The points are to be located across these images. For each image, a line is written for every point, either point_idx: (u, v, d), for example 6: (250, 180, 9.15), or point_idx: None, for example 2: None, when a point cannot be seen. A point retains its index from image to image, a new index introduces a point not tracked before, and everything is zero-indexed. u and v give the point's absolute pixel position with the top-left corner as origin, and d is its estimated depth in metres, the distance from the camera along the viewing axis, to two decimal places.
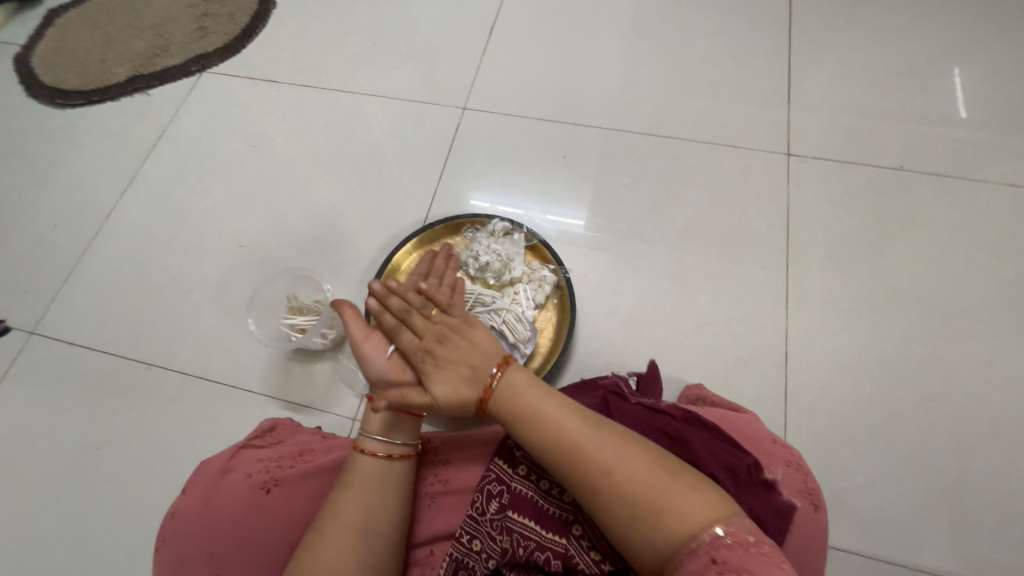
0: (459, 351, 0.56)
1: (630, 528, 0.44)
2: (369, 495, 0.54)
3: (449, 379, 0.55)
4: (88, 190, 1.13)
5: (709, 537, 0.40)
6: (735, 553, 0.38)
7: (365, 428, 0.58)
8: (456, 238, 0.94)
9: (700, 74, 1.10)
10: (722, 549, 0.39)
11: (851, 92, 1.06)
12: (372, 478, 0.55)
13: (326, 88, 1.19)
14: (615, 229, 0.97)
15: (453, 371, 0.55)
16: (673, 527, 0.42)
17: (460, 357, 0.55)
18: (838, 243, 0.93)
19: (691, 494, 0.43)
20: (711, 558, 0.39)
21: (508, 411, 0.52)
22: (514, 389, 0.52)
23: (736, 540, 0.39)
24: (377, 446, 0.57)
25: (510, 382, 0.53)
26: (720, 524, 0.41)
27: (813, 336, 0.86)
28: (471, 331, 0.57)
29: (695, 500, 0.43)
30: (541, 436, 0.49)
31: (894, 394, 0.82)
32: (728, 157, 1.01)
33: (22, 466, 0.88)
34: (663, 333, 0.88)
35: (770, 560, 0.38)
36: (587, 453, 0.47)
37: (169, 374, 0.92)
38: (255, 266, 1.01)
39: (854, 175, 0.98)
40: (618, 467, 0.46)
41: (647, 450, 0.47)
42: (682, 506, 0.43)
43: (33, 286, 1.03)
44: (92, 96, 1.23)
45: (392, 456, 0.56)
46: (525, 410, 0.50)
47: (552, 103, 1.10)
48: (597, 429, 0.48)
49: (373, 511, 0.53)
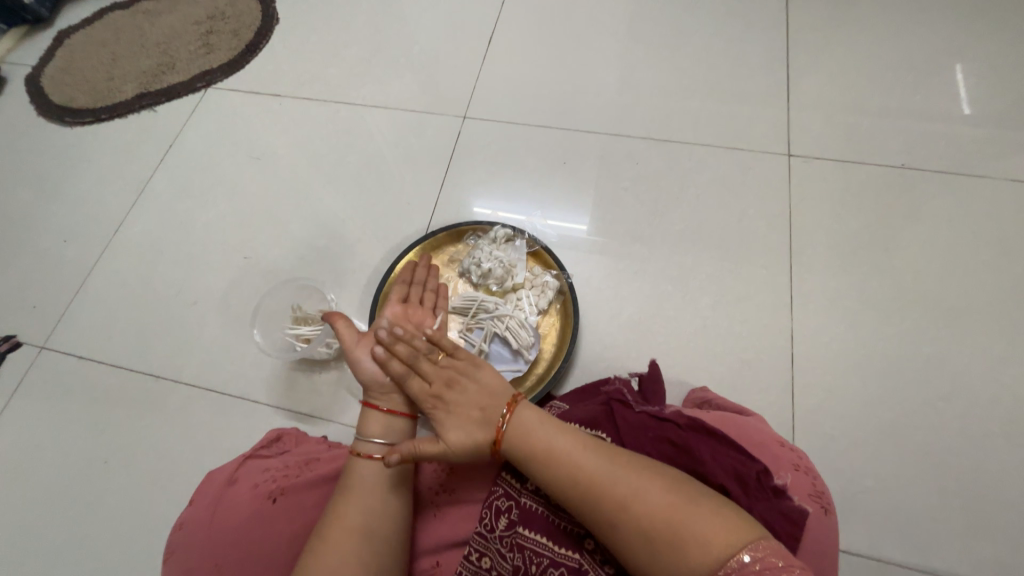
0: (469, 395, 0.56)
1: (660, 561, 0.43)
2: (372, 503, 0.54)
3: (461, 424, 0.54)
4: (95, 205, 1.15)
5: (738, 564, 0.40)
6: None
7: (365, 432, 0.59)
8: (457, 245, 0.95)
9: (698, 77, 1.11)
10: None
11: (850, 92, 1.06)
12: (372, 482, 0.55)
13: (327, 100, 1.21)
14: (616, 233, 0.97)
15: (463, 416, 0.55)
16: (703, 556, 0.41)
17: (469, 401, 0.55)
18: (840, 243, 0.92)
19: (715, 519, 0.43)
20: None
21: (521, 449, 0.51)
22: (526, 425, 0.52)
23: (763, 566, 0.39)
24: (377, 448, 0.58)
25: (522, 420, 0.53)
26: (747, 548, 0.41)
27: (818, 337, 0.85)
28: (479, 373, 0.57)
29: (718, 525, 0.42)
30: (559, 471, 0.49)
31: (902, 393, 0.81)
32: (727, 159, 1.01)
33: (32, 478, 0.89)
34: (667, 337, 0.87)
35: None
36: (606, 486, 0.47)
37: (175, 385, 0.93)
38: (259, 277, 1.02)
39: (855, 174, 0.98)
40: (638, 497, 0.45)
41: (666, 480, 0.47)
42: (708, 533, 0.42)
43: (42, 300, 1.05)
44: (99, 114, 1.25)
45: (391, 458, 0.57)
46: (540, 445, 0.50)
47: (551, 109, 1.11)
48: (612, 460, 0.48)
49: (375, 517, 0.53)
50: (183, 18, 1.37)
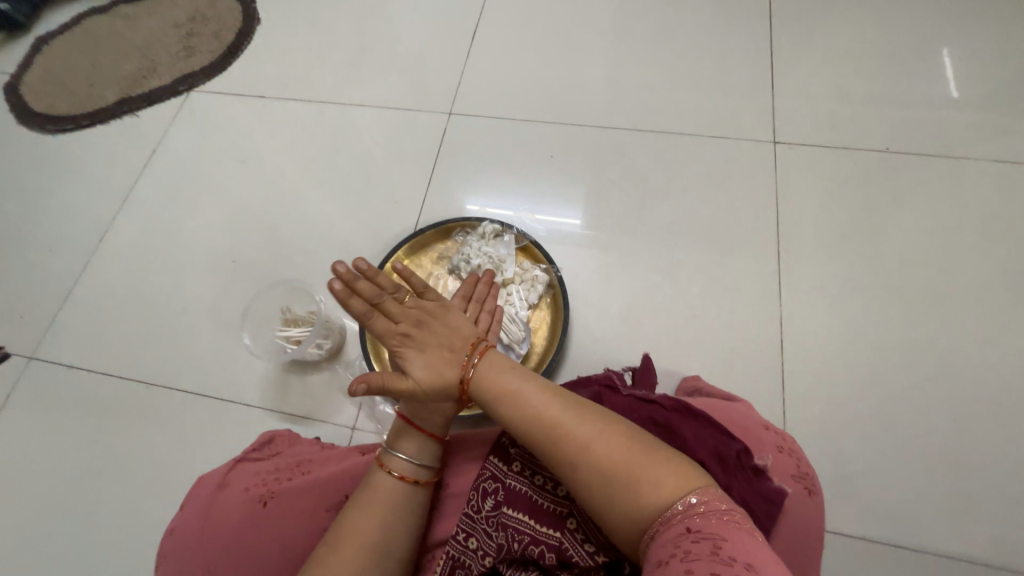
0: (437, 334, 0.56)
1: (607, 504, 0.45)
2: (391, 518, 0.52)
3: (429, 361, 0.55)
4: (80, 213, 1.14)
5: (684, 507, 0.42)
6: (714, 526, 0.39)
7: (396, 445, 0.56)
8: (446, 242, 0.95)
9: (683, 68, 1.10)
10: (696, 519, 0.40)
11: (834, 79, 1.06)
12: (391, 498, 0.53)
13: (312, 102, 1.20)
14: (605, 226, 0.97)
15: (433, 356, 0.55)
16: (647, 501, 0.43)
17: (440, 341, 0.56)
18: (827, 229, 0.93)
19: (663, 467, 0.44)
20: (687, 527, 0.40)
21: (487, 394, 0.53)
22: (492, 371, 0.53)
23: (708, 509, 0.41)
24: (406, 468, 0.55)
25: (488, 366, 0.54)
26: (692, 494, 0.42)
27: (807, 323, 0.86)
28: (445, 315, 0.57)
29: (667, 471, 0.44)
30: (521, 414, 0.50)
31: (890, 376, 0.82)
32: (713, 149, 1.01)
33: (24, 490, 0.88)
34: (657, 327, 0.88)
35: (741, 526, 0.40)
36: (564, 433, 0.47)
37: (167, 392, 0.93)
38: (248, 280, 1.01)
39: (840, 160, 0.98)
40: (594, 444, 0.46)
41: (623, 427, 0.48)
42: (653, 479, 0.44)
43: (29, 311, 1.04)
44: (81, 121, 1.24)
45: (420, 482, 0.55)
46: (505, 393, 0.51)
47: (537, 104, 1.11)
48: (574, 407, 0.49)
49: (397, 535, 0.52)
50: (164, 21, 1.35)
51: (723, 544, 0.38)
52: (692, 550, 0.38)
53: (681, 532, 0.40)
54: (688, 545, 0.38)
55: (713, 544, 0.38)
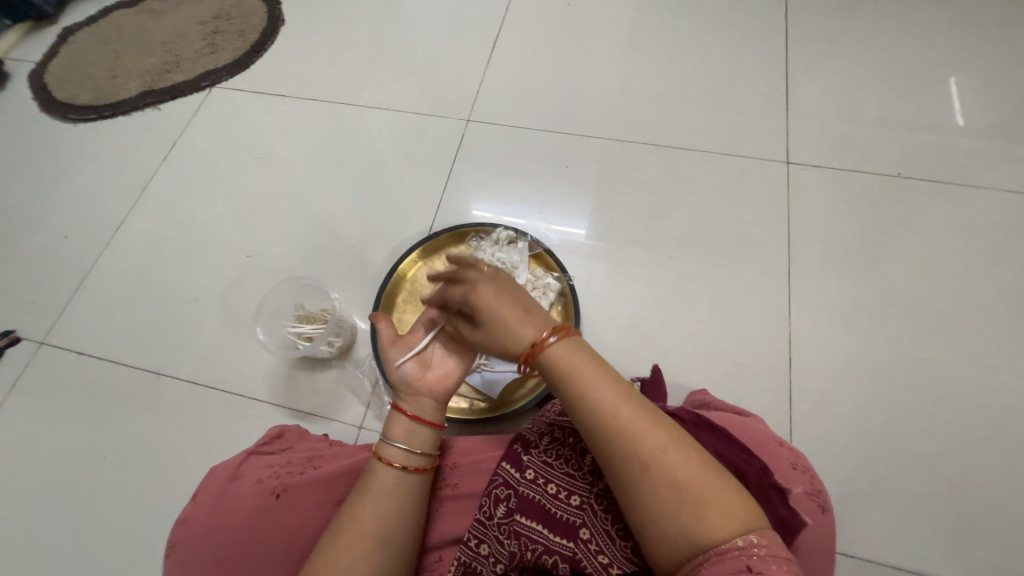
0: (516, 296, 0.54)
1: (664, 520, 0.44)
2: (385, 505, 0.54)
3: (505, 313, 0.53)
4: (97, 201, 1.15)
5: (743, 543, 0.41)
6: (770, 569, 0.39)
7: (388, 434, 0.59)
8: (459, 246, 0.97)
9: (697, 85, 1.12)
10: (756, 559, 0.39)
11: (846, 101, 1.08)
12: (386, 486, 0.56)
13: (330, 101, 1.22)
14: (615, 237, 0.98)
15: (506, 311, 0.52)
16: (713, 524, 0.42)
17: (517, 301, 0.54)
18: (836, 249, 0.94)
19: (734, 500, 0.43)
20: (746, 565, 0.39)
21: (565, 378, 0.50)
22: (570, 358, 0.50)
23: (769, 552, 0.40)
24: (397, 455, 0.57)
25: (567, 352, 0.51)
26: (757, 535, 0.41)
27: (815, 342, 0.86)
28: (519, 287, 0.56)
29: (736, 506, 0.43)
30: (601, 410, 0.48)
31: (896, 396, 0.82)
32: (726, 165, 1.03)
33: (27, 475, 0.88)
34: (665, 339, 0.88)
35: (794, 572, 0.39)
36: (638, 436, 0.46)
37: (175, 382, 0.93)
38: (261, 275, 1.02)
39: (850, 181, 1.00)
40: (673, 457, 0.45)
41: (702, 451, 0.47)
42: (723, 512, 0.42)
43: (42, 296, 1.05)
44: (102, 111, 1.26)
45: (407, 468, 0.57)
46: (584, 385, 0.49)
47: (552, 113, 1.12)
48: (652, 417, 0.48)
49: (388, 522, 0.53)
50: (189, 17, 1.37)
51: None
52: None
53: (742, 569, 0.39)
54: None
55: None
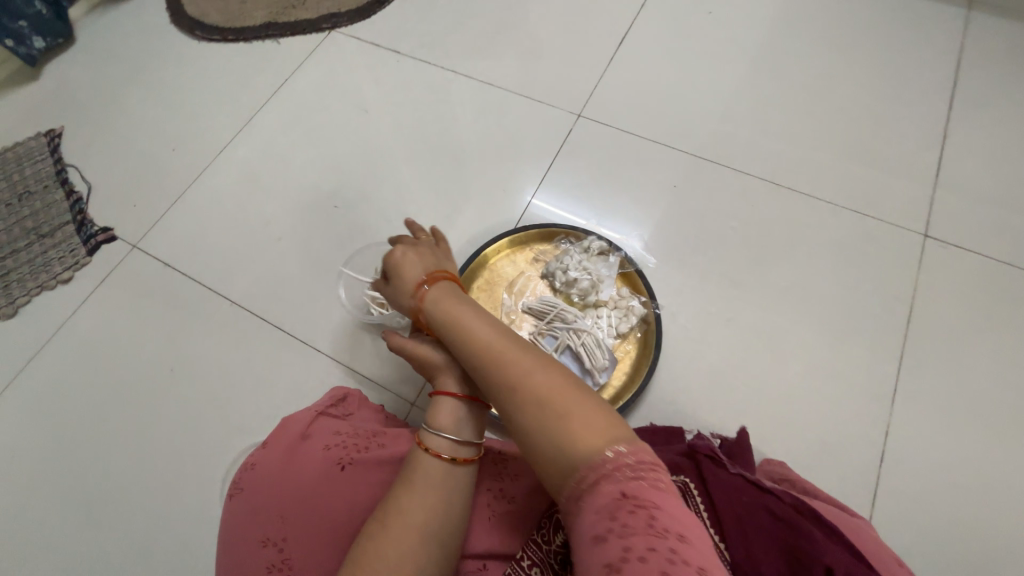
0: (421, 259, 0.65)
1: (545, 446, 0.45)
2: (431, 497, 0.53)
3: (410, 271, 0.64)
4: (207, 121, 1.18)
5: (606, 458, 0.42)
6: (640, 488, 0.39)
7: (433, 423, 0.58)
8: (546, 245, 0.93)
9: (838, 128, 1.02)
10: (622, 472, 0.41)
11: (1010, 182, 0.95)
12: (434, 476, 0.54)
13: (443, 68, 1.19)
14: (713, 274, 0.91)
15: (408, 269, 0.64)
16: (573, 444, 0.44)
17: (420, 263, 0.64)
18: (962, 344, 0.83)
19: (590, 411, 0.45)
20: (621, 492, 0.39)
21: (443, 317, 0.57)
22: (450, 300, 0.58)
23: (631, 461, 0.41)
24: (443, 446, 0.56)
25: (449, 295, 0.59)
26: (621, 446, 0.43)
27: (916, 441, 0.78)
28: (440, 256, 0.67)
29: (594, 420, 0.45)
30: (473, 342, 0.53)
31: (999, 525, 0.73)
32: (853, 223, 0.93)
33: (101, 367, 0.93)
34: (745, 395, 0.82)
35: (658, 482, 0.41)
36: (506, 360, 0.50)
37: (248, 314, 0.95)
38: (345, 229, 1.02)
39: (995, 273, 0.88)
40: (539, 379, 0.48)
41: (566, 371, 0.50)
42: (585, 427, 0.44)
43: (142, 202, 1.09)
44: (228, 34, 1.28)
45: (456, 460, 0.56)
46: (457, 319, 0.56)
47: (670, 127, 1.05)
48: (513, 341, 0.52)
49: (432, 514, 0.52)
50: None
51: (657, 513, 0.38)
52: (627, 520, 0.37)
53: (616, 496, 0.39)
54: (625, 513, 0.38)
55: (648, 514, 0.38)
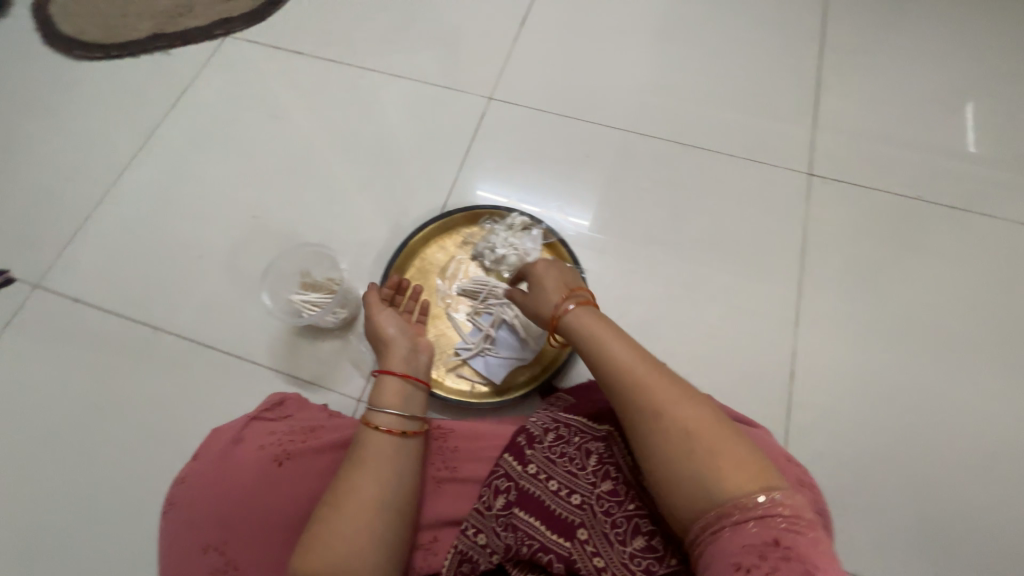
0: (556, 280, 0.67)
1: (689, 476, 0.45)
2: (385, 472, 0.56)
3: (544, 287, 0.67)
4: (102, 144, 1.11)
5: (759, 501, 0.42)
6: (797, 539, 0.40)
7: (380, 403, 0.62)
8: (472, 228, 0.95)
9: (729, 85, 1.10)
10: (776, 520, 0.41)
11: (876, 118, 1.06)
12: (384, 450, 0.58)
13: (350, 64, 1.17)
14: (632, 234, 0.97)
15: (546, 287, 0.67)
16: (720, 478, 0.44)
17: (552, 283, 0.67)
18: (850, 267, 0.94)
19: (742, 453, 0.45)
20: (774, 539, 0.40)
21: (583, 334, 0.58)
22: (591, 322, 0.58)
23: (787, 510, 0.41)
24: (392, 422, 0.60)
25: (585, 318, 0.59)
26: (774, 490, 0.43)
27: (819, 357, 0.87)
28: (569, 275, 0.69)
29: (745, 460, 0.45)
30: (613, 363, 0.52)
31: (892, 419, 0.83)
32: (749, 171, 1.01)
33: (20, 418, 0.87)
34: (672, 341, 0.88)
35: (813, 536, 0.41)
36: (650, 389, 0.49)
37: (176, 338, 0.92)
38: (269, 238, 1.00)
39: (872, 200, 0.99)
40: (695, 412, 0.48)
41: (710, 404, 0.49)
42: (733, 466, 0.44)
43: (39, 238, 1.02)
44: (111, 50, 1.20)
45: (406, 433, 0.60)
46: (602, 340, 0.55)
47: (578, 101, 1.10)
48: (667, 371, 0.51)
49: (388, 485, 0.55)
50: None
51: (813, 569, 0.38)
52: (780, 566, 0.38)
53: (770, 542, 0.40)
54: (778, 561, 0.39)
55: (802, 567, 0.38)
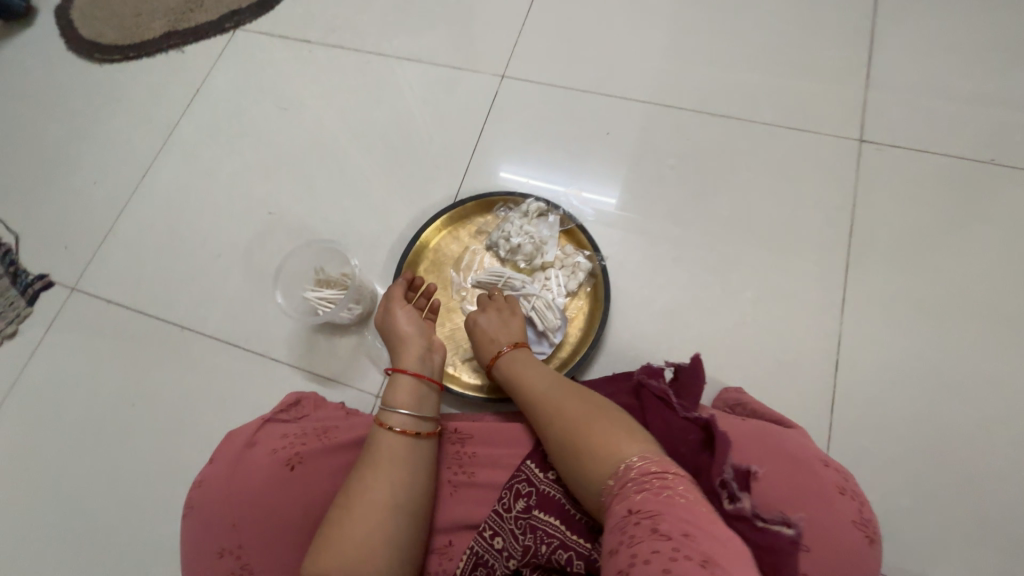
0: (497, 320, 0.74)
1: (577, 470, 0.51)
2: (399, 475, 0.55)
3: (489, 325, 0.73)
4: (124, 146, 1.14)
5: (619, 474, 0.47)
6: (646, 498, 0.42)
7: (392, 403, 0.61)
8: (486, 216, 0.91)
9: (765, 45, 0.99)
10: (631, 485, 0.45)
11: (940, 71, 0.93)
12: (398, 452, 0.57)
13: (357, 50, 1.14)
14: (656, 215, 0.90)
15: (486, 328, 0.73)
16: (595, 467, 0.49)
17: (493, 326, 0.73)
18: (905, 243, 0.84)
19: (608, 433, 0.51)
20: (628, 510, 0.42)
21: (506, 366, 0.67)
22: (516, 355, 0.67)
23: (638, 473, 0.46)
24: (404, 421, 0.59)
25: (513, 352, 0.68)
26: (630, 458, 0.48)
27: (869, 345, 0.79)
28: (514, 317, 0.75)
29: (610, 439, 0.50)
30: (523, 385, 0.63)
31: (954, 414, 0.75)
32: (788, 140, 0.92)
33: (63, 414, 0.92)
34: (701, 330, 0.82)
35: (670, 490, 0.42)
36: (544, 401, 0.59)
37: (200, 336, 0.94)
38: (284, 234, 1.00)
39: (933, 166, 0.88)
40: (570, 411, 0.55)
41: (595, 401, 0.56)
42: (598, 445, 0.50)
43: (73, 242, 1.06)
44: (127, 51, 1.22)
45: (421, 433, 0.59)
46: (517, 370, 0.65)
47: (595, 73, 1.02)
48: (560, 382, 0.60)
49: (401, 487, 0.54)
50: None
51: (659, 518, 0.40)
52: (634, 532, 0.40)
53: (624, 514, 0.42)
54: (632, 528, 0.40)
55: (651, 523, 0.40)
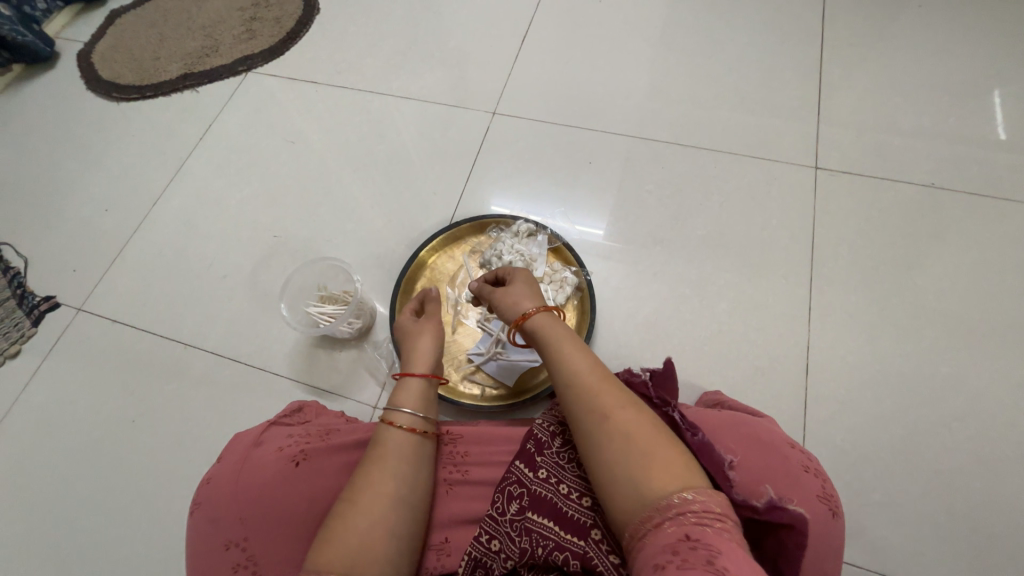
0: (521, 287, 0.71)
1: (621, 483, 0.48)
2: (399, 470, 0.58)
3: (516, 292, 0.70)
4: (137, 176, 1.20)
5: (679, 500, 0.44)
6: (704, 531, 0.42)
7: (399, 403, 0.65)
8: (480, 237, 0.98)
9: (728, 86, 1.11)
10: (690, 516, 0.43)
11: (882, 109, 1.05)
12: (401, 448, 0.60)
13: (361, 90, 1.24)
14: (637, 236, 0.98)
15: (514, 293, 0.70)
16: (651, 484, 0.47)
17: (519, 292, 0.70)
18: (862, 258, 0.92)
19: (670, 457, 0.48)
20: (683, 535, 0.42)
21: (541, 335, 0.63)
22: (547, 325, 0.63)
23: (701, 507, 0.44)
24: (411, 420, 0.63)
25: (544, 321, 0.64)
26: (691, 491, 0.45)
27: (836, 350, 0.85)
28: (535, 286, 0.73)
29: (673, 465, 0.48)
30: (567, 372, 0.58)
31: (916, 413, 0.80)
32: (753, 168, 1.02)
33: (61, 433, 0.93)
34: (681, 339, 0.88)
35: (727, 534, 0.42)
36: (597, 395, 0.54)
37: (203, 353, 0.97)
38: (288, 256, 1.06)
39: (882, 191, 0.97)
40: (628, 420, 0.52)
41: (652, 418, 0.53)
42: (660, 467, 0.47)
43: (81, 266, 1.10)
44: (145, 91, 1.31)
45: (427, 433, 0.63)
46: (558, 352, 0.60)
47: (579, 110, 1.13)
48: (614, 383, 0.56)
49: (401, 482, 0.57)
50: (229, 3, 1.42)
51: (717, 556, 0.39)
52: (688, 557, 0.39)
53: (680, 538, 0.42)
54: (686, 553, 0.40)
55: (707, 555, 0.39)
